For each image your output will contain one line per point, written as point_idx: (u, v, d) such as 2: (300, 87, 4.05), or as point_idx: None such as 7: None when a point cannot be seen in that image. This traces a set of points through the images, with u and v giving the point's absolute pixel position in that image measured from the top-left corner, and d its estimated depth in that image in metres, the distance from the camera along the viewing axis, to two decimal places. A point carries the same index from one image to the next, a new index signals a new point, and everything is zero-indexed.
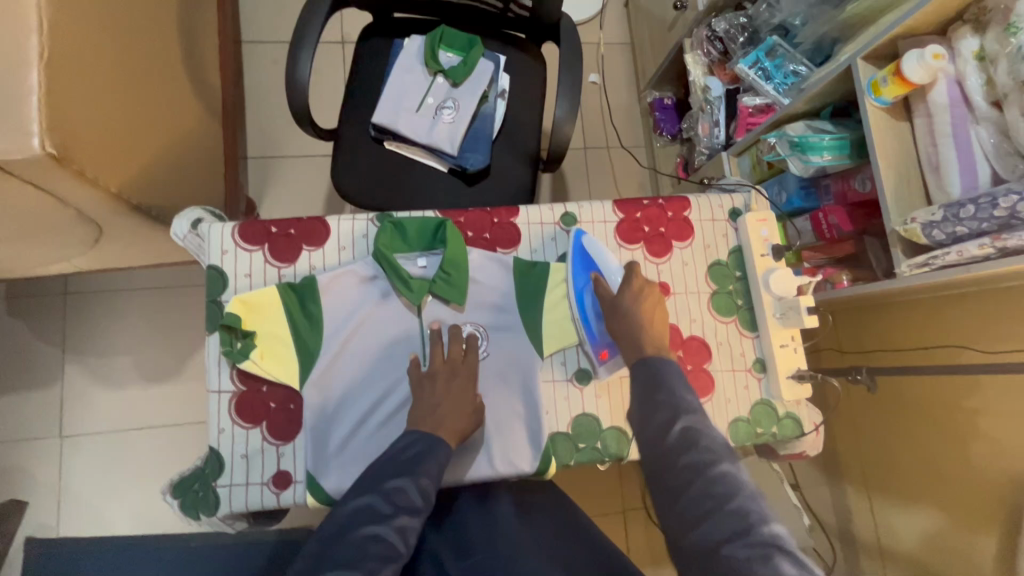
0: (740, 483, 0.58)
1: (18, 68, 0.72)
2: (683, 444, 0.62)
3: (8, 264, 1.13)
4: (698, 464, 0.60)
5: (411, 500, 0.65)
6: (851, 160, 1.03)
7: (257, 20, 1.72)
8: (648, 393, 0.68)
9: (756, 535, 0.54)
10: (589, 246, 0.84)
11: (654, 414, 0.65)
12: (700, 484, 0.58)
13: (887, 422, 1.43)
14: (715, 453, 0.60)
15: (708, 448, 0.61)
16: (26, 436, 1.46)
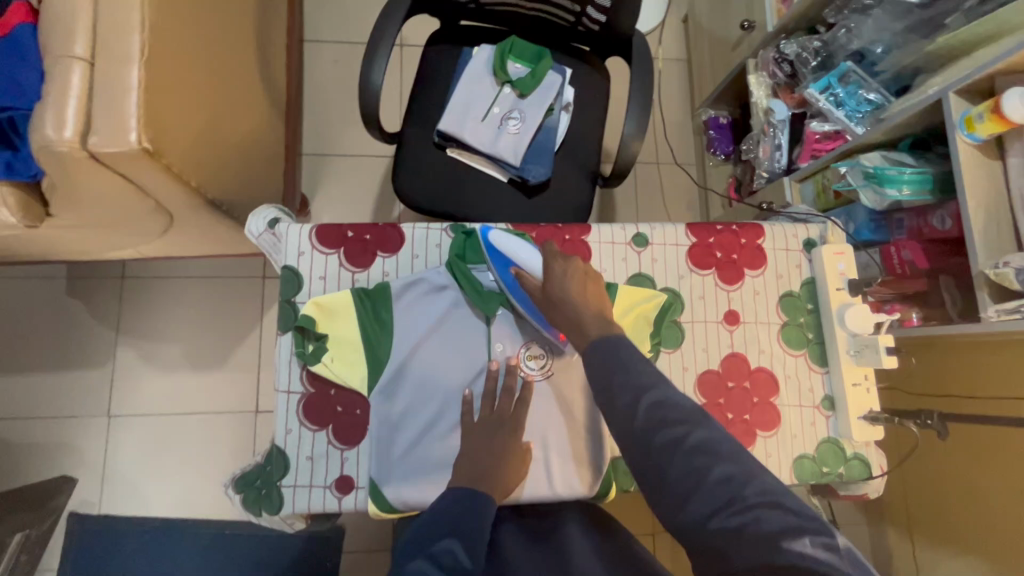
0: (718, 449, 0.52)
1: (121, 65, 0.74)
2: (653, 423, 0.54)
3: (79, 247, 1.16)
4: (675, 435, 0.53)
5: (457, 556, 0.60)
6: (931, 196, 1.00)
7: (320, 20, 1.76)
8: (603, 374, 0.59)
9: (743, 501, 0.49)
10: (499, 241, 0.80)
11: (614, 396, 0.57)
12: (680, 460, 0.52)
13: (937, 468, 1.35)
14: (688, 422, 0.54)
15: (679, 421, 0.53)
16: (76, 413, 1.50)
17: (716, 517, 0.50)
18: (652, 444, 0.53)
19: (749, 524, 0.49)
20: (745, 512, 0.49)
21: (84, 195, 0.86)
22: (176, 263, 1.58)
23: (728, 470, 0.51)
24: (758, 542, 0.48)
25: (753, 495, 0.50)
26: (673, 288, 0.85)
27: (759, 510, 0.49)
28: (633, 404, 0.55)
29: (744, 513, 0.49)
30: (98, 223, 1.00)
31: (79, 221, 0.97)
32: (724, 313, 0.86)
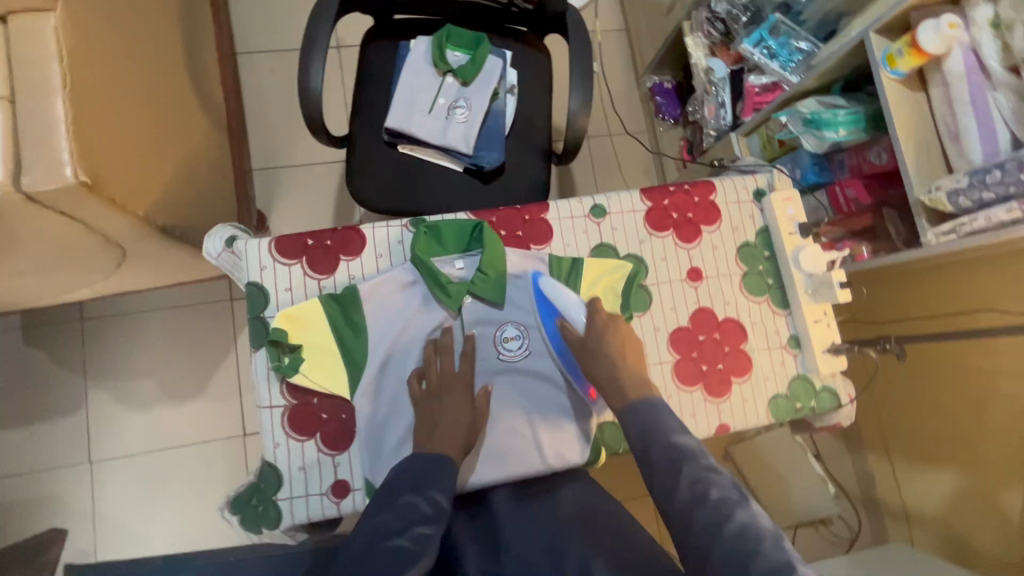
0: (759, 534, 0.57)
1: (43, 100, 0.72)
2: (695, 500, 0.61)
3: (30, 294, 1.12)
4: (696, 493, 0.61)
5: (425, 513, 0.65)
6: (866, 134, 1.04)
7: (250, 30, 1.71)
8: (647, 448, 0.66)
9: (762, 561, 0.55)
10: (547, 289, 0.81)
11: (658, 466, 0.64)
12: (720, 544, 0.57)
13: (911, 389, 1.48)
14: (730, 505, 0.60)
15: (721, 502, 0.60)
16: (56, 464, 1.46)
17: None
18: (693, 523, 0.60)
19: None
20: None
21: (25, 239, 0.83)
22: (138, 297, 1.54)
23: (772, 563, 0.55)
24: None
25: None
26: (635, 254, 0.88)
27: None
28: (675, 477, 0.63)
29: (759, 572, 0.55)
30: (47, 266, 0.97)
31: (26, 266, 0.94)
32: (687, 271, 0.88)
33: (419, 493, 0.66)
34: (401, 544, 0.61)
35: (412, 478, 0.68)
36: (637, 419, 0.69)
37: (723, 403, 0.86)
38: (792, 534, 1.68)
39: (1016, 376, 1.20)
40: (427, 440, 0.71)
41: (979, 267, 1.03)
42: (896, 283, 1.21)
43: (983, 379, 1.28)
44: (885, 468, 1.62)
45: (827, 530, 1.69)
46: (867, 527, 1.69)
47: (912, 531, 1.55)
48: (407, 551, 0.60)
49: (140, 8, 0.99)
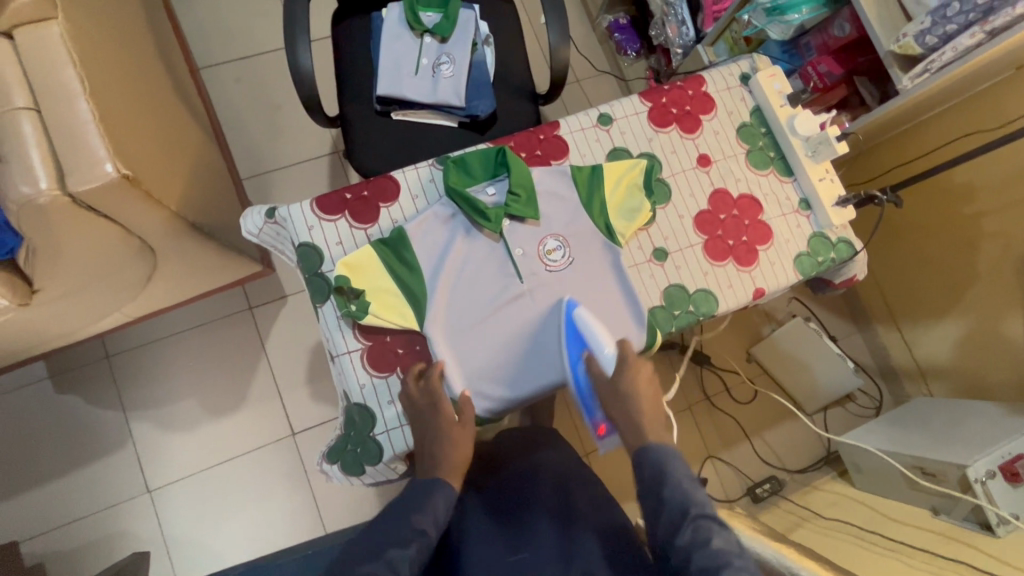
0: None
1: (68, 103, 0.74)
2: (693, 544, 0.68)
3: (65, 327, 1.14)
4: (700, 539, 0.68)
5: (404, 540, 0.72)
6: (828, 9, 1.10)
7: (210, 43, 1.70)
8: (653, 488, 0.74)
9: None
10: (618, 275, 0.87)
11: (664, 508, 0.72)
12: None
13: (905, 251, 1.59)
14: (725, 554, 0.67)
15: (716, 552, 0.67)
16: (116, 499, 1.47)
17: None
18: (689, 566, 0.68)
19: None
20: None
21: (69, 251, 0.85)
22: (157, 323, 1.54)
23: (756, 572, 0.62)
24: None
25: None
26: (647, 152, 0.94)
27: None
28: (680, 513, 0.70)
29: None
30: (85, 286, 0.99)
31: (65, 289, 0.95)
32: (696, 158, 0.95)
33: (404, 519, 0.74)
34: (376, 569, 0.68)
35: (413, 497, 0.76)
36: (649, 460, 0.76)
37: (753, 271, 0.93)
38: (822, 414, 1.78)
39: (999, 212, 1.33)
40: (428, 431, 0.78)
41: (967, 104, 1.16)
42: (888, 141, 1.34)
43: (968, 222, 1.41)
44: (893, 335, 1.73)
45: (853, 406, 1.79)
46: (887, 394, 1.80)
47: (928, 385, 1.67)
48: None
49: (120, 18, 1.01)
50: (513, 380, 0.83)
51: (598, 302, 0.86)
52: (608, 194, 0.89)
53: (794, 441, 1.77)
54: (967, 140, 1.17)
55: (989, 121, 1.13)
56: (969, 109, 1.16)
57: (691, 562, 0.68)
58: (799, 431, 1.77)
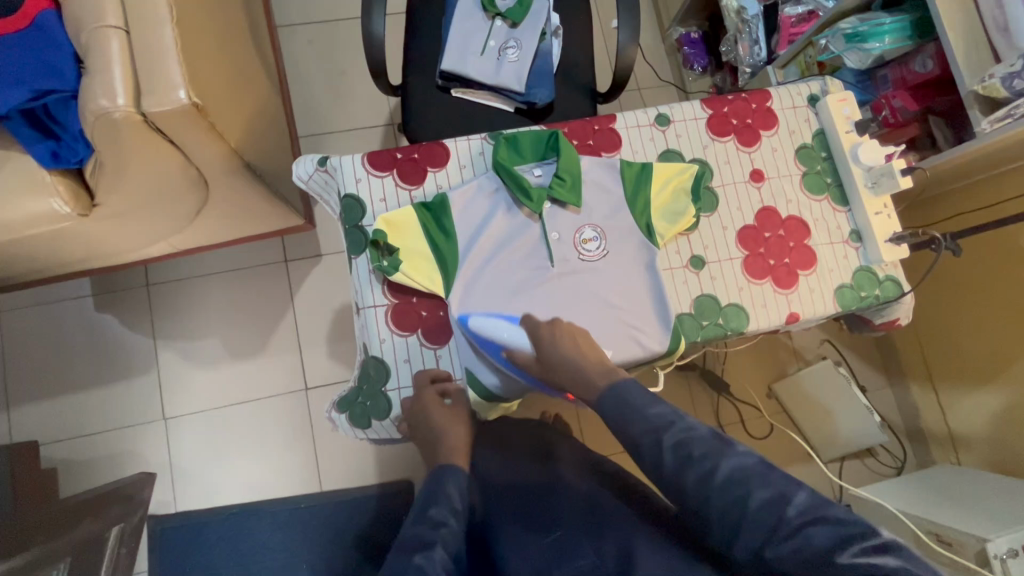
0: (748, 477, 0.62)
1: (155, 29, 0.78)
2: (680, 462, 0.65)
3: (115, 246, 1.19)
4: (704, 469, 0.64)
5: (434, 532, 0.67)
6: (912, 42, 1.07)
7: (289, 4, 1.77)
8: (626, 422, 0.70)
9: (786, 525, 0.59)
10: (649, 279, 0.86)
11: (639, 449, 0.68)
12: (718, 497, 0.62)
13: (955, 309, 1.51)
14: (709, 457, 0.64)
15: (703, 456, 0.64)
16: (132, 421, 1.53)
17: (771, 543, 0.59)
18: (683, 484, 0.64)
19: (800, 545, 0.58)
20: (792, 535, 0.58)
21: (132, 171, 0.89)
22: (197, 261, 1.61)
23: (766, 495, 0.61)
24: (809, 559, 0.57)
25: (793, 516, 0.59)
26: (700, 159, 0.92)
27: (806, 530, 0.58)
28: (661, 448, 0.66)
29: (793, 531, 0.59)
30: (141, 208, 1.03)
31: (123, 207, 1.00)
32: (749, 172, 0.93)
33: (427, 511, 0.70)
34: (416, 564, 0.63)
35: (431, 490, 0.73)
36: (643, 418, 0.69)
37: (791, 295, 0.90)
38: (839, 465, 1.71)
39: None
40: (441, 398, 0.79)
41: None
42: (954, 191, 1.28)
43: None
44: (928, 395, 1.66)
45: (873, 461, 1.72)
46: (911, 454, 1.73)
47: (958, 455, 1.59)
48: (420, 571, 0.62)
49: None
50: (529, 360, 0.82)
51: (622, 299, 0.85)
52: (657, 194, 0.88)
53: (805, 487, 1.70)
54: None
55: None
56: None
57: (685, 480, 0.64)
58: (811, 478, 1.71)
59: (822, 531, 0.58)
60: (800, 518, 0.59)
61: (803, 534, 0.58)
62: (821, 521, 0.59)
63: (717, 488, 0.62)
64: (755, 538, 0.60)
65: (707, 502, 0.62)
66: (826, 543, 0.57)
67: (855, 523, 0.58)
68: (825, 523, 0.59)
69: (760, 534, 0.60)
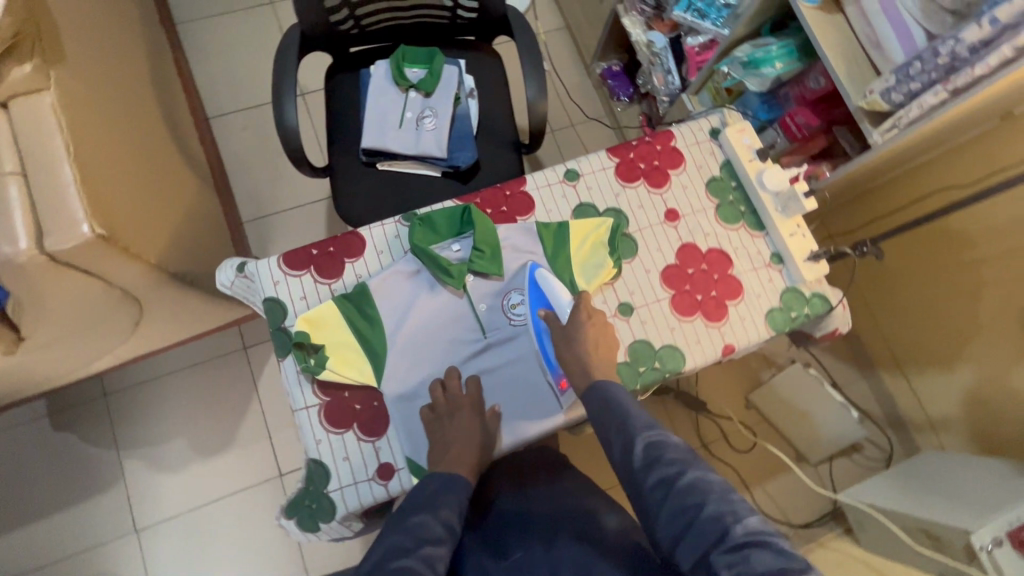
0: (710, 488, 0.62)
1: (54, 169, 0.79)
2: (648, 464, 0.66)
3: (57, 370, 1.17)
4: (669, 472, 0.65)
5: (436, 532, 0.69)
6: (801, 63, 1.12)
7: (220, 95, 1.80)
8: (605, 421, 0.73)
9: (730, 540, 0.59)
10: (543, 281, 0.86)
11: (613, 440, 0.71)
12: (672, 497, 0.63)
13: (903, 296, 1.54)
14: (679, 462, 0.65)
15: (671, 461, 0.65)
16: (102, 539, 1.48)
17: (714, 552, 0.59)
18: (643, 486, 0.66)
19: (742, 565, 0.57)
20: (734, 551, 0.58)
21: (52, 303, 0.89)
22: (154, 362, 1.58)
23: (717, 509, 0.61)
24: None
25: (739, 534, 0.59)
26: (614, 208, 0.94)
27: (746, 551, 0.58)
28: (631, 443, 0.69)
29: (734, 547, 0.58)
30: (71, 333, 1.02)
31: (51, 336, 0.99)
32: (664, 213, 0.95)
33: (428, 513, 0.71)
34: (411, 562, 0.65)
35: (429, 496, 0.73)
36: (600, 397, 0.74)
37: (723, 326, 0.91)
38: (828, 465, 1.70)
39: (1000, 262, 1.28)
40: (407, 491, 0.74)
41: (955, 154, 1.13)
42: (879, 189, 1.31)
43: (967, 270, 1.36)
44: (901, 383, 1.66)
45: (859, 456, 1.71)
46: (898, 444, 1.71)
47: (940, 437, 1.58)
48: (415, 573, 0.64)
49: (119, 81, 1.07)
50: (517, 418, 0.83)
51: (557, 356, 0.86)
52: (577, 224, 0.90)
53: (798, 493, 1.69)
54: (957, 190, 1.14)
55: (979, 170, 1.10)
56: (956, 156, 1.13)
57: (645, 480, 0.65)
58: (802, 483, 1.69)
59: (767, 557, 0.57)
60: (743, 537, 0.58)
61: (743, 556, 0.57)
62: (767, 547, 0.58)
63: (678, 492, 0.63)
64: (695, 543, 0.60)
65: (667, 500, 0.63)
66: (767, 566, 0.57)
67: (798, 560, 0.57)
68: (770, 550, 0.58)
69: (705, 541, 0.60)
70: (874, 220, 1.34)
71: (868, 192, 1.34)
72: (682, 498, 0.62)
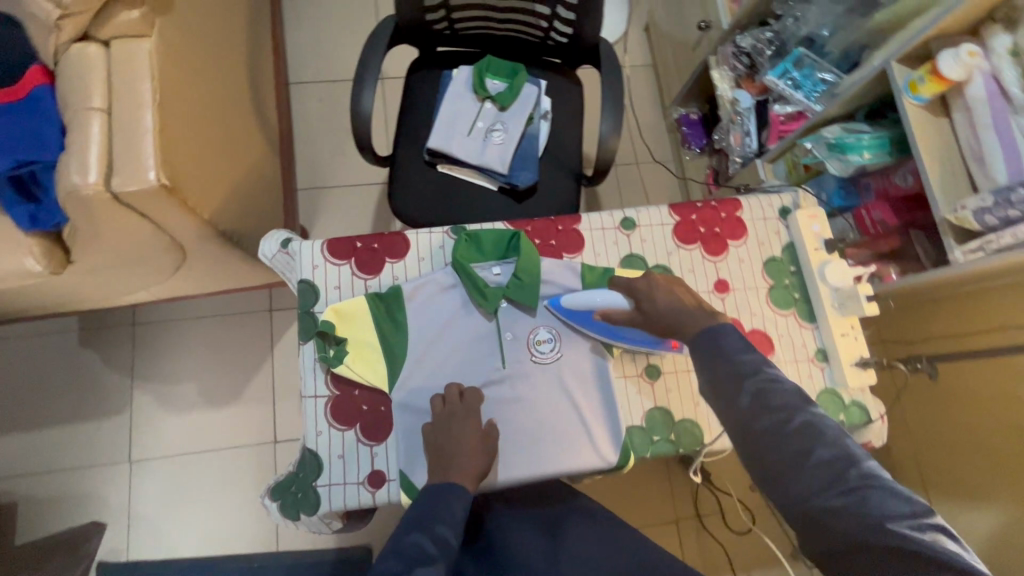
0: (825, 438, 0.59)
1: (136, 114, 0.81)
2: (760, 408, 0.62)
3: (95, 295, 1.22)
4: (777, 419, 0.61)
5: (428, 551, 0.67)
6: (892, 157, 1.07)
7: (305, 63, 1.85)
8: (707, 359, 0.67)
9: (847, 482, 0.57)
10: (573, 302, 0.83)
11: (728, 380, 0.64)
12: (784, 441, 0.60)
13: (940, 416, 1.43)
14: (790, 405, 0.61)
15: (779, 407, 0.61)
16: (98, 462, 1.52)
17: (823, 495, 0.57)
18: (753, 425, 0.61)
19: (855, 502, 0.56)
20: (851, 492, 0.56)
21: (105, 237, 0.92)
22: (184, 304, 1.62)
23: (826, 452, 0.58)
24: (860, 519, 0.55)
25: (854, 476, 0.57)
26: (664, 266, 0.91)
27: (865, 493, 0.56)
28: (738, 386, 0.64)
29: (850, 490, 0.56)
30: (117, 266, 1.05)
31: (98, 265, 1.02)
32: (714, 282, 0.92)
33: (423, 532, 0.69)
34: None
35: (423, 510, 0.71)
36: (701, 338, 0.70)
37: None
38: None
39: None
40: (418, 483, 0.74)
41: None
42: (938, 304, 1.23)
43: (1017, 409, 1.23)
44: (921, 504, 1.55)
45: None
46: None
47: None
48: None
49: (217, 37, 1.11)
50: (515, 458, 0.80)
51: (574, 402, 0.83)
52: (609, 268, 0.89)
53: None
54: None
55: None
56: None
57: (757, 425, 0.61)
58: None
59: (881, 500, 0.56)
60: (861, 480, 0.56)
61: (857, 498, 0.56)
62: (882, 490, 0.56)
63: (788, 437, 0.60)
64: (807, 486, 0.57)
65: (786, 451, 0.59)
66: (885, 510, 0.55)
67: (911, 496, 0.56)
68: (886, 493, 0.56)
69: (817, 484, 0.57)
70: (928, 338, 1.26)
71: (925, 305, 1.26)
72: (792, 440, 0.59)
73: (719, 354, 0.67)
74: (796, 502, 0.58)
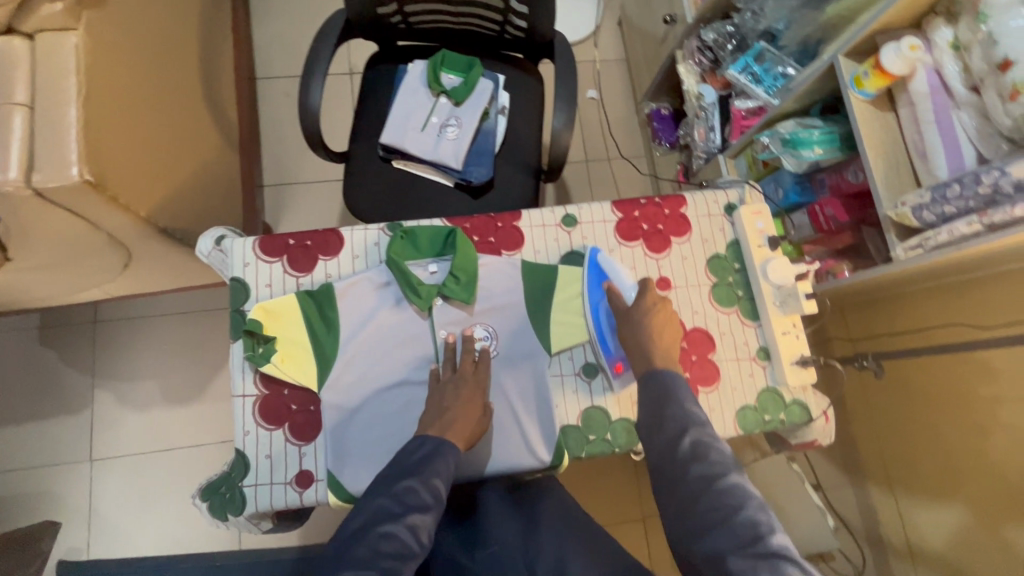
0: (746, 498, 0.62)
1: (58, 108, 0.79)
2: (692, 457, 0.67)
3: (44, 293, 1.20)
4: (708, 473, 0.65)
5: (422, 501, 0.68)
6: (841, 153, 1.06)
7: (271, 58, 1.83)
8: (659, 404, 0.72)
9: (761, 547, 0.59)
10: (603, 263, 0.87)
11: (663, 426, 0.70)
12: (710, 494, 0.64)
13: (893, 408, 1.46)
14: (723, 466, 0.65)
15: (715, 462, 0.66)
16: (58, 461, 1.51)
17: (733, 553, 0.60)
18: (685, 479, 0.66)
19: (761, 566, 0.58)
20: (760, 557, 0.58)
21: (37, 234, 0.90)
22: (146, 301, 1.61)
23: (753, 517, 0.61)
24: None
25: (765, 546, 0.59)
26: (604, 263, 0.90)
27: (774, 559, 0.58)
28: (681, 434, 0.69)
29: (762, 554, 0.59)
30: (58, 263, 1.04)
31: (37, 262, 1.01)
32: (656, 280, 0.91)
33: (418, 480, 0.69)
34: (393, 531, 0.65)
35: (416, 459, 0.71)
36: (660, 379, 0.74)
37: None
38: None
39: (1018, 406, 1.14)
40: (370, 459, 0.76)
41: (973, 288, 1.06)
42: (888, 306, 1.27)
43: (979, 404, 1.23)
44: (887, 501, 1.51)
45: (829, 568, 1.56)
46: (871, 564, 1.57)
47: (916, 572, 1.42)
48: (400, 542, 0.64)
49: (161, 31, 1.09)
50: None
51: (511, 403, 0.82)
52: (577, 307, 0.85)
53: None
54: (965, 327, 1.09)
55: (994, 314, 1.03)
56: (977, 290, 1.06)
57: (687, 477, 0.66)
58: None
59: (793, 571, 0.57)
60: (774, 552, 0.58)
61: (768, 562, 0.58)
62: (793, 564, 0.58)
63: (716, 491, 0.64)
64: (723, 541, 0.61)
65: (700, 498, 0.64)
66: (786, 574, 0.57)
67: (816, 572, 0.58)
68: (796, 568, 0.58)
69: (730, 544, 0.60)
70: (877, 335, 1.30)
71: (876, 304, 1.31)
72: (719, 495, 0.63)
73: (672, 397, 0.72)
74: (707, 555, 0.61)
